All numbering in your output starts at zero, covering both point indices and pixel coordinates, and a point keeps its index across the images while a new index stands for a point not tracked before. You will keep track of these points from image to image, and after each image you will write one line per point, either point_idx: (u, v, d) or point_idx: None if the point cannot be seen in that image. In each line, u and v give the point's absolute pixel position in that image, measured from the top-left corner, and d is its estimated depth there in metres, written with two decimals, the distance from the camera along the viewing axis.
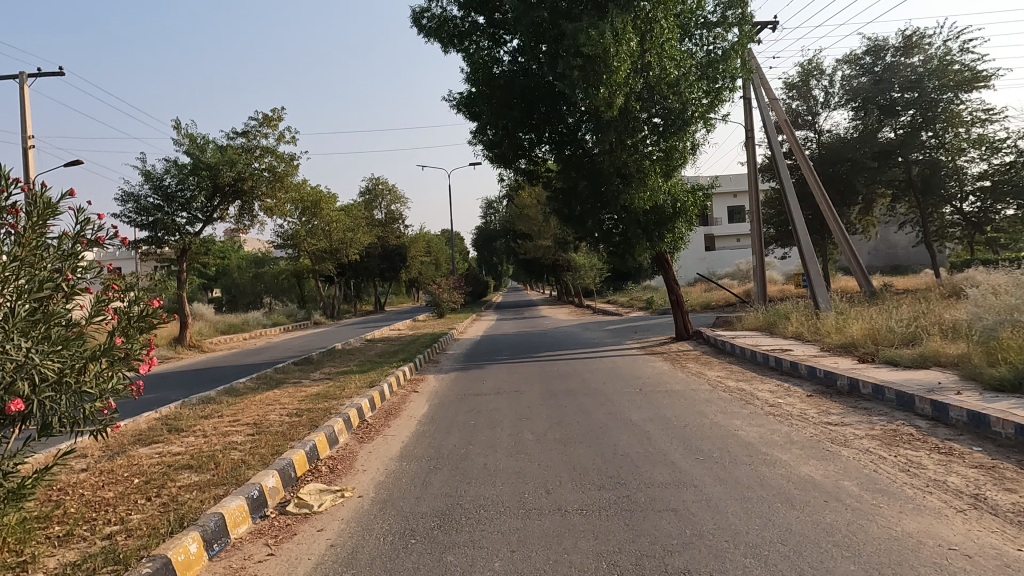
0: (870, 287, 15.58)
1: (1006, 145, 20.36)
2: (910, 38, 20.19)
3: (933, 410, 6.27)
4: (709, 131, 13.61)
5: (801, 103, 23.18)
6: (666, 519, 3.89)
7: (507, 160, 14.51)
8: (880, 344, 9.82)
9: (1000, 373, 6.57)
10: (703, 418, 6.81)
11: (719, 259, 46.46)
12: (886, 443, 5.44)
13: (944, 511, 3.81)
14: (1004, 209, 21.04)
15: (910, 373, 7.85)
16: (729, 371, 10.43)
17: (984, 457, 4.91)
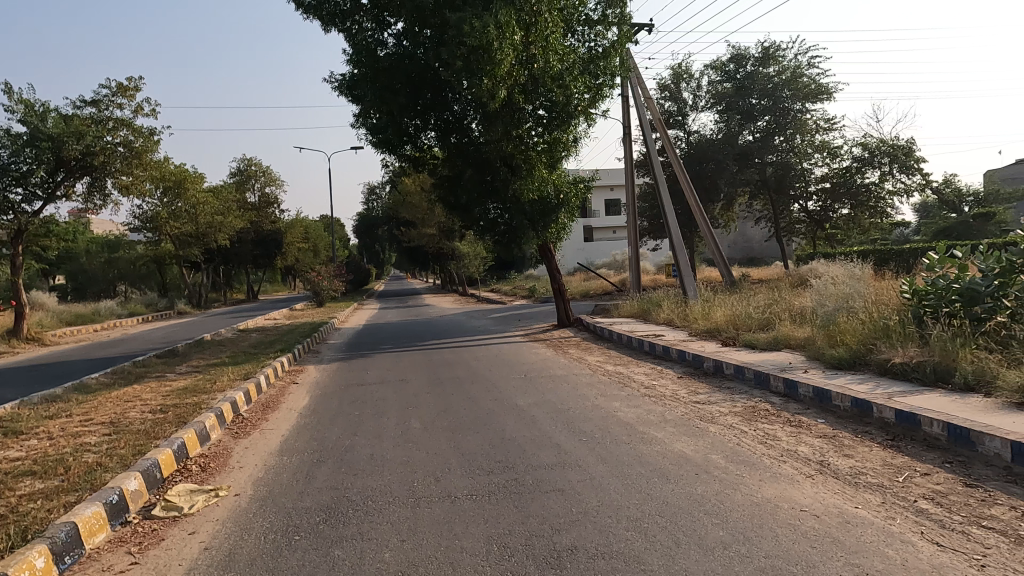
0: (731, 277, 16.82)
1: (843, 152, 22.86)
2: (767, 49, 22.10)
3: (785, 388, 6.94)
4: (590, 126, 14.12)
5: (672, 104, 24.58)
6: (554, 499, 4.02)
7: (392, 146, 14.16)
8: (740, 329, 10.69)
9: (839, 353, 7.40)
10: (585, 400, 7.09)
11: (597, 250, 48.39)
12: (747, 419, 5.96)
13: (797, 478, 4.23)
14: (841, 209, 23.54)
15: (765, 355, 8.64)
16: (607, 356, 10.95)
17: (826, 428, 5.51)
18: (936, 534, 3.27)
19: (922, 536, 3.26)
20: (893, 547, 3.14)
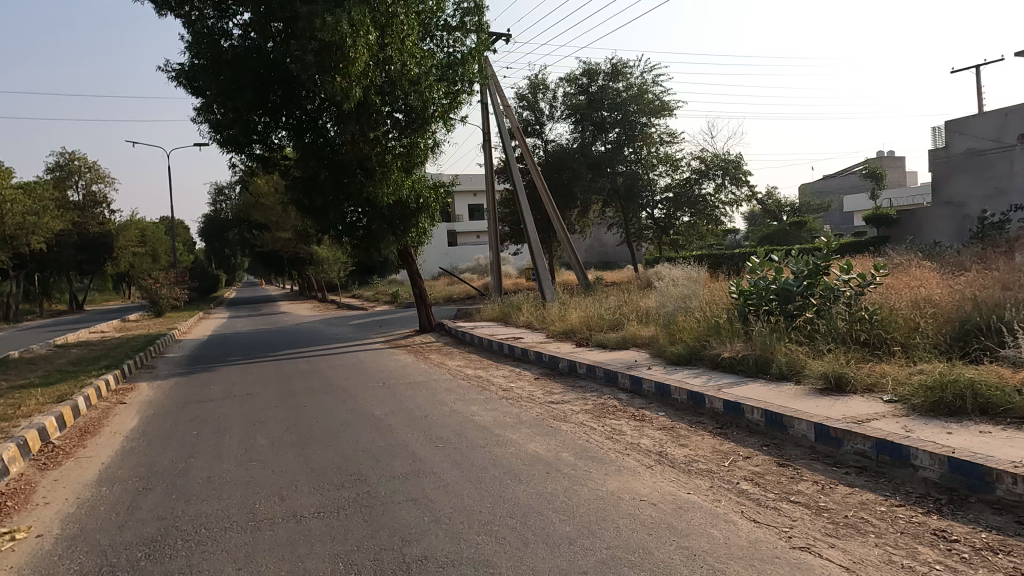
0: (586, 279, 17.62)
1: (683, 165, 24.90)
2: (615, 66, 23.47)
3: (631, 384, 7.38)
4: (449, 131, 14.15)
5: (530, 113, 25.33)
6: (405, 509, 3.94)
7: (239, 144, 13.20)
8: (593, 330, 11.21)
9: (677, 350, 8.02)
10: (443, 406, 7.07)
11: (461, 254, 48.59)
12: (596, 415, 6.25)
13: (638, 469, 4.50)
14: (682, 217, 25.52)
15: (614, 354, 9.14)
16: (467, 360, 11.01)
17: (666, 420, 5.92)
18: (753, 512, 3.62)
19: (742, 515, 3.59)
20: (717, 527, 3.43)
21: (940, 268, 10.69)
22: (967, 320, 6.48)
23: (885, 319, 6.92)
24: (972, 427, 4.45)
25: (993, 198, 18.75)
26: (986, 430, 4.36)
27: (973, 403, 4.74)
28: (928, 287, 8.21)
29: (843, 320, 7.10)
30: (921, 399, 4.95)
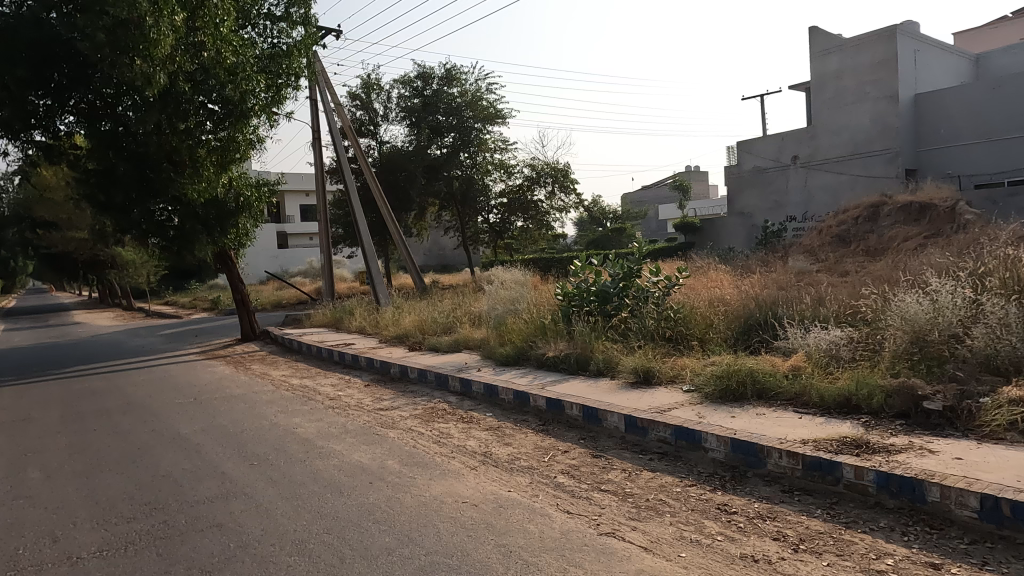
0: (422, 283, 17.55)
1: (517, 171, 25.72)
2: (450, 71, 23.67)
3: (461, 386, 7.45)
4: (272, 127, 13.32)
5: (363, 113, 24.69)
6: (209, 536, 3.60)
7: (11, 131, 11.24)
8: (426, 334, 11.17)
9: (506, 351, 8.26)
10: (262, 420, 6.59)
11: (292, 258, 45.98)
12: (425, 420, 6.21)
13: (462, 471, 4.53)
14: (517, 221, 26.33)
15: (446, 357, 9.18)
16: (294, 369, 10.41)
17: (493, 421, 6.05)
18: (567, 504, 3.81)
19: (557, 507, 3.76)
20: (533, 522, 3.56)
21: (731, 271, 12.14)
22: (749, 317, 7.41)
23: (686, 317, 7.68)
24: (751, 410, 5.09)
25: (773, 210, 21.70)
26: (761, 412, 5.01)
27: (752, 390, 5.42)
28: (721, 288, 9.26)
29: (652, 318, 7.77)
30: (712, 388, 5.56)
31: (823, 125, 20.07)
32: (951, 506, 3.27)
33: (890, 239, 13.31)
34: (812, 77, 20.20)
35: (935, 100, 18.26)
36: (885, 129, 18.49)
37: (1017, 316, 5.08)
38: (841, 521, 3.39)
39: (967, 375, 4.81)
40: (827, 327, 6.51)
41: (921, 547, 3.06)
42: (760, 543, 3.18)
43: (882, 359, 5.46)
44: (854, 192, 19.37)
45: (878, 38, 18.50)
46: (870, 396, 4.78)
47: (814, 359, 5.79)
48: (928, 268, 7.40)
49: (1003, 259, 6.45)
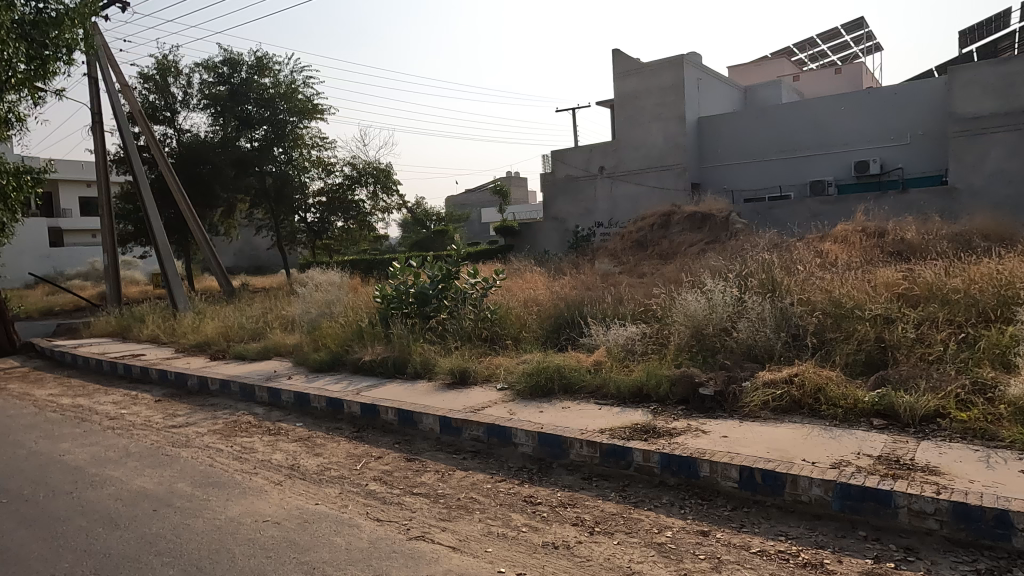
0: (229, 285, 16.16)
1: (338, 170, 24.09)
2: (261, 60, 22.03)
3: (269, 396, 6.96)
4: (35, 104, 11.36)
5: (158, 98, 22.09)
6: None
7: None
8: (232, 341, 10.28)
9: (319, 356, 7.89)
10: (16, 449, 5.56)
11: (67, 258, 39.66)
12: (225, 435, 5.70)
13: (264, 488, 4.22)
14: (338, 221, 24.44)
15: (253, 366, 8.53)
16: (65, 387, 8.97)
17: (302, 431, 5.74)
18: (377, 512, 3.72)
19: (366, 516, 3.65)
20: (340, 534, 3.42)
21: (545, 273, 12.81)
22: (559, 316, 7.86)
23: (502, 318, 7.95)
24: (558, 404, 5.39)
25: (583, 216, 23.31)
26: (566, 406, 5.33)
27: (559, 385, 5.75)
28: (535, 289, 9.68)
29: (469, 319, 7.90)
30: (523, 385, 5.79)
31: (625, 140, 22.00)
32: (719, 478, 3.75)
33: (679, 245, 14.96)
34: (615, 95, 22.02)
35: (714, 123, 20.90)
36: (675, 147, 20.77)
37: (771, 311, 5.97)
38: (632, 502, 3.72)
39: (734, 363, 5.56)
40: (624, 324, 7.13)
41: (695, 518, 3.46)
42: (561, 530, 3.37)
43: (668, 352, 6.10)
44: (651, 202, 21.49)
45: (669, 65, 20.68)
46: (658, 385, 5.31)
47: (613, 353, 6.30)
48: (705, 270, 8.43)
49: (762, 263, 7.56)
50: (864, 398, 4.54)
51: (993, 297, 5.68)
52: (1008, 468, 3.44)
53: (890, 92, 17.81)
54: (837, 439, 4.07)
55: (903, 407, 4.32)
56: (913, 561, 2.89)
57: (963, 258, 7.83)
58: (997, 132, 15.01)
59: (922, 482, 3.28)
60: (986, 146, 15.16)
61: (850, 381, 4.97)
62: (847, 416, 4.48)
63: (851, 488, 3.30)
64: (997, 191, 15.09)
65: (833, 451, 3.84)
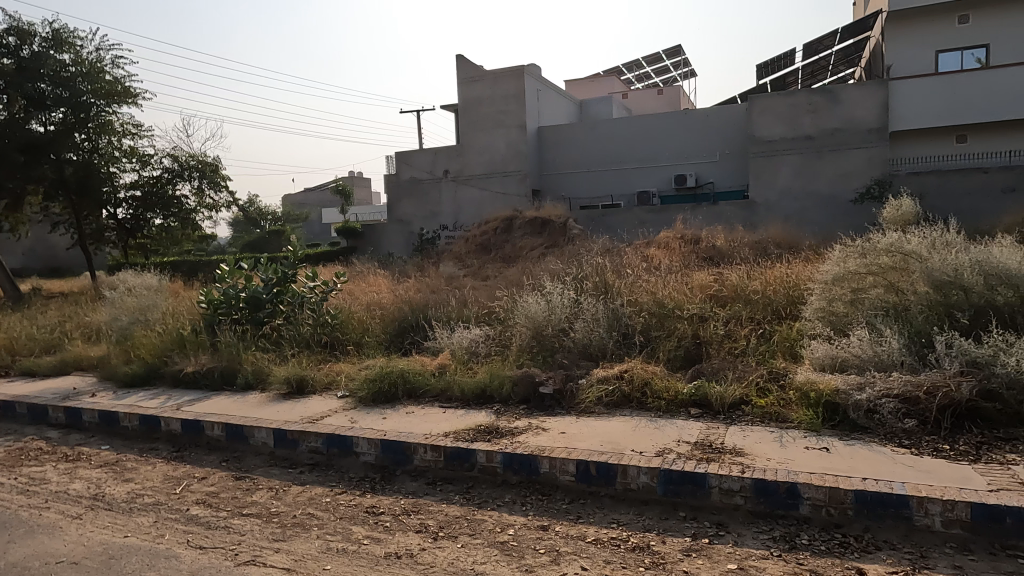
0: (16, 291, 13.83)
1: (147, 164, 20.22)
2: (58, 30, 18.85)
3: (67, 418, 6.07)
4: None
5: None
6: None
7: None
8: (18, 356, 8.81)
9: (131, 370, 7.04)
10: None
11: None
12: (8, 466, 4.87)
13: (58, 524, 3.65)
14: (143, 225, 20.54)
15: (47, 383, 7.38)
16: None
17: (109, 454, 5.08)
18: (200, 539, 3.38)
19: (185, 545, 3.31)
20: (155, 568, 3.07)
21: (389, 275, 12.56)
22: (402, 319, 7.74)
23: (343, 322, 7.66)
24: (401, 410, 5.29)
25: (428, 219, 23.21)
26: (410, 411, 5.25)
27: (403, 389, 5.66)
28: (379, 292, 9.43)
29: (308, 324, 7.51)
30: (365, 391, 5.61)
31: (468, 145, 22.27)
32: (558, 474, 3.91)
33: (521, 249, 15.44)
34: (460, 99, 22.19)
35: (552, 133, 21.92)
36: (516, 154, 21.43)
37: (604, 311, 6.36)
38: (475, 503, 3.74)
39: (571, 362, 5.85)
40: (468, 327, 7.20)
41: (535, 513, 3.57)
42: (405, 538, 3.30)
43: (511, 353, 6.25)
44: (494, 207, 21.99)
45: (511, 74, 21.27)
46: (500, 386, 5.42)
47: (458, 356, 6.33)
48: (546, 274, 8.77)
49: (596, 267, 8.03)
50: (683, 390, 4.99)
51: (783, 297, 6.54)
52: (795, 445, 3.97)
53: (703, 115, 19.84)
54: (661, 429, 4.43)
55: (714, 396, 4.82)
56: (724, 535, 3.21)
57: (761, 263, 8.94)
58: (785, 154, 17.36)
59: (731, 463, 3.67)
60: (777, 167, 17.47)
61: (672, 374, 5.45)
62: (669, 407, 4.90)
63: (672, 473, 3.61)
64: (785, 206, 17.48)
65: (657, 440, 4.17)
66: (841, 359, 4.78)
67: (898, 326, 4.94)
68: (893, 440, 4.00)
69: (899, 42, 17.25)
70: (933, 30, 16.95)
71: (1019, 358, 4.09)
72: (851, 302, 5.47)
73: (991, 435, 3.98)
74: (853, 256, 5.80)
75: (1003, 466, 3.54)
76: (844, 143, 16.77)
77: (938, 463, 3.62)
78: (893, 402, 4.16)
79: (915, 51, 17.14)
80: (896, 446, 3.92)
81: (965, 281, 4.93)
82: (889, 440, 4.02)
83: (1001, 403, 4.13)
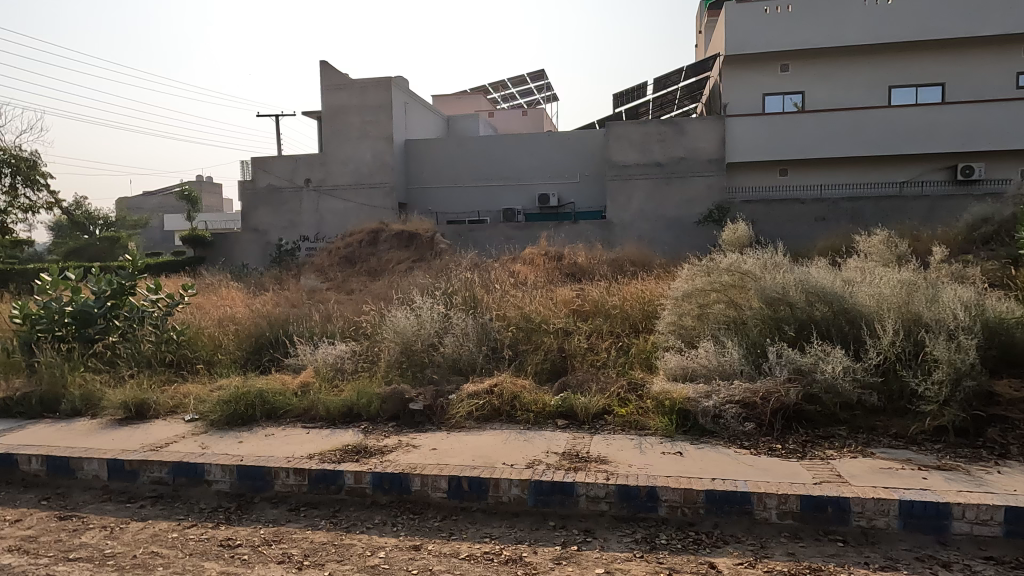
0: None
1: None
2: None
3: None
4: None
5: None
6: None
7: None
8: None
9: None
10: None
11: None
12: None
13: None
14: None
15: None
16: None
17: None
18: None
19: None
20: None
21: (243, 288, 11.78)
22: (260, 335, 7.26)
23: (191, 339, 7.07)
24: (260, 432, 4.95)
25: (287, 229, 22.06)
26: (270, 433, 4.93)
27: (261, 410, 5.30)
28: (232, 306, 8.81)
29: (149, 341, 6.81)
30: (218, 414, 5.18)
31: (332, 153, 21.52)
32: (429, 491, 3.86)
33: (387, 262, 15.15)
34: (323, 107, 21.41)
35: (420, 147, 21.82)
36: (383, 166, 21.05)
37: (474, 326, 6.41)
38: (342, 528, 3.58)
39: (441, 378, 5.84)
40: (333, 342, 6.91)
41: (407, 533, 3.49)
42: (265, 571, 3.08)
43: (379, 369, 6.10)
44: (359, 218, 21.42)
45: (378, 85, 20.93)
46: (368, 404, 5.26)
47: (322, 373, 6.06)
48: (414, 288, 8.69)
49: (465, 282, 8.08)
50: (550, 402, 5.15)
51: (639, 312, 6.98)
52: (654, 451, 4.25)
53: (565, 136, 20.78)
54: (529, 441, 4.53)
55: (579, 408, 5.02)
56: (591, 541, 3.34)
57: (619, 280, 9.55)
58: (638, 179, 18.65)
59: (596, 472, 3.83)
60: (631, 190, 18.72)
61: (539, 387, 5.61)
62: (537, 418, 5.02)
63: (542, 484, 3.71)
64: (639, 226, 18.75)
65: (527, 452, 4.27)
66: (691, 369, 5.21)
67: (738, 338, 5.47)
68: (735, 443, 4.40)
69: (734, 84, 19.26)
70: (761, 75, 19.11)
71: (834, 365, 4.69)
72: (698, 317, 5.98)
73: (813, 433, 4.51)
74: (700, 275, 6.32)
75: (823, 460, 4.03)
76: (689, 171, 18.34)
77: (773, 461, 4.04)
78: (734, 407, 4.59)
79: (747, 93, 19.23)
80: (738, 447, 4.32)
81: (791, 298, 5.57)
82: (731, 442, 4.42)
83: (821, 405, 4.71)
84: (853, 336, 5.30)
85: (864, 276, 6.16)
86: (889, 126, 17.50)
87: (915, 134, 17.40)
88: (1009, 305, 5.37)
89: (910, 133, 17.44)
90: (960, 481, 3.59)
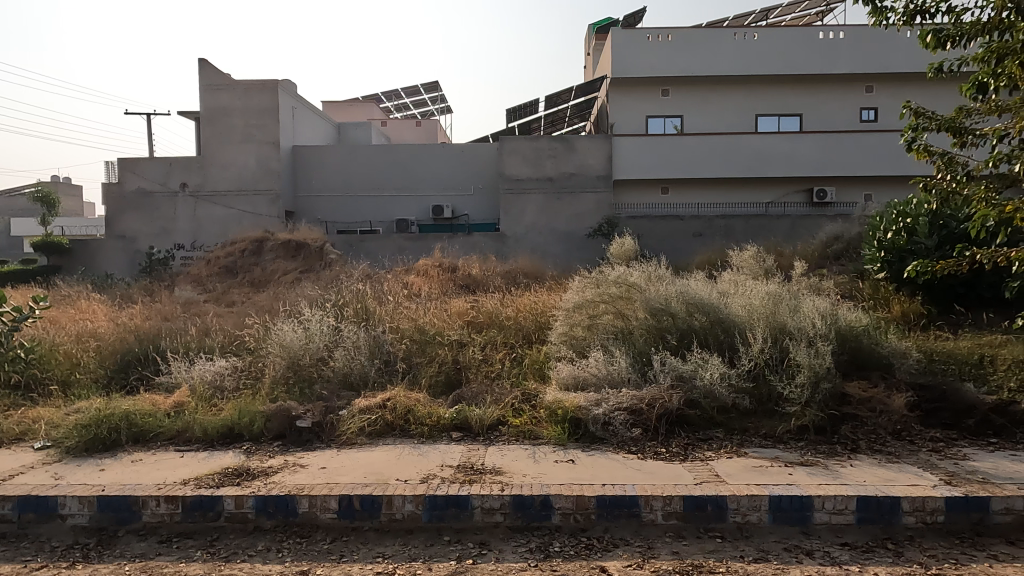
0: None
1: None
2: None
3: None
4: None
5: None
6: None
7: None
8: None
9: None
10: None
11: None
12: None
13: None
14: None
15: None
16: None
17: None
18: None
19: None
20: None
21: (106, 301, 10.75)
22: (125, 353, 6.60)
23: (42, 358, 6.37)
24: (124, 459, 4.52)
25: (158, 236, 20.44)
26: (137, 459, 4.51)
27: (127, 434, 4.84)
28: (92, 320, 8.01)
29: None
30: (75, 440, 4.67)
31: (211, 156, 20.23)
32: (318, 512, 3.70)
33: (273, 273, 14.42)
34: (202, 107, 20.11)
35: (309, 153, 21.04)
36: (268, 171, 20.07)
37: (366, 338, 6.23)
38: (220, 558, 3.33)
39: (330, 394, 5.62)
40: (211, 358, 6.47)
41: (293, 559, 3.30)
42: None
43: (263, 386, 5.77)
44: (241, 226, 20.27)
45: (263, 88, 19.96)
46: (251, 423, 4.96)
47: (198, 392, 5.65)
48: (302, 300, 8.33)
49: (356, 293, 7.86)
50: (445, 415, 5.10)
51: (532, 323, 7.10)
52: (547, 460, 4.32)
53: (458, 149, 20.87)
54: (424, 455, 4.46)
55: (474, 419, 5.02)
56: (486, 553, 3.33)
57: (512, 291, 9.69)
58: (531, 193, 19.07)
59: (491, 483, 3.83)
60: (524, 203, 19.09)
61: (433, 400, 5.54)
62: (431, 432, 4.95)
63: (437, 498, 3.66)
64: (532, 238, 19.14)
65: (422, 466, 4.20)
66: (582, 378, 5.37)
67: (625, 348, 5.71)
68: (624, 448, 4.57)
69: (620, 105, 20.23)
70: (645, 98, 20.22)
71: (712, 372, 5.04)
72: (588, 327, 6.17)
73: (694, 436, 4.78)
74: (590, 287, 6.52)
75: (703, 462, 4.28)
76: (579, 186, 18.99)
77: (658, 464, 4.24)
78: (623, 414, 4.79)
79: (631, 114, 20.25)
80: (626, 453, 4.49)
81: (673, 309, 5.89)
82: (620, 448, 4.58)
83: (700, 409, 5.00)
84: (727, 344, 5.69)
85: (738, 288, 6.64)
86: (756, 151, 19.08)
87: (779, 159, 19.06)
88: (858, 314, 5.99)
89: (774, 158, 19.09)
90: (820, 475, 3.95)
